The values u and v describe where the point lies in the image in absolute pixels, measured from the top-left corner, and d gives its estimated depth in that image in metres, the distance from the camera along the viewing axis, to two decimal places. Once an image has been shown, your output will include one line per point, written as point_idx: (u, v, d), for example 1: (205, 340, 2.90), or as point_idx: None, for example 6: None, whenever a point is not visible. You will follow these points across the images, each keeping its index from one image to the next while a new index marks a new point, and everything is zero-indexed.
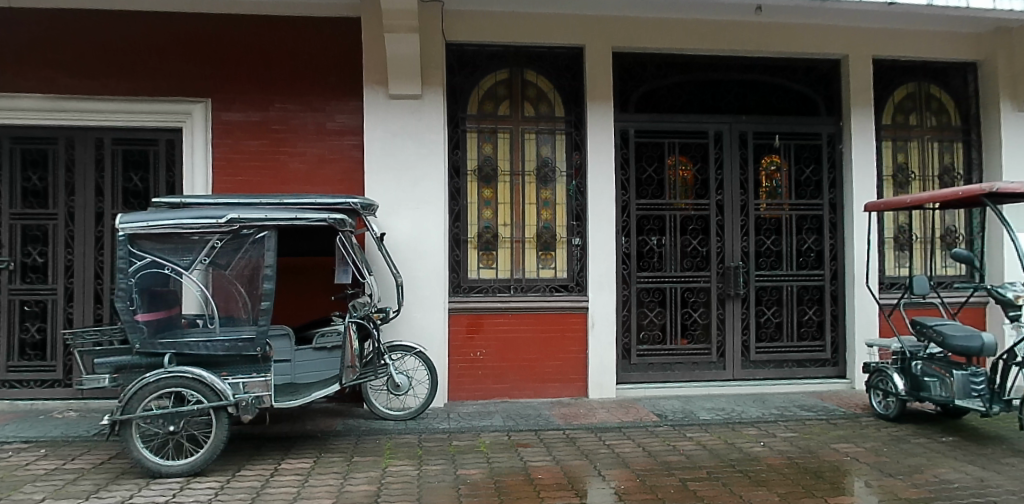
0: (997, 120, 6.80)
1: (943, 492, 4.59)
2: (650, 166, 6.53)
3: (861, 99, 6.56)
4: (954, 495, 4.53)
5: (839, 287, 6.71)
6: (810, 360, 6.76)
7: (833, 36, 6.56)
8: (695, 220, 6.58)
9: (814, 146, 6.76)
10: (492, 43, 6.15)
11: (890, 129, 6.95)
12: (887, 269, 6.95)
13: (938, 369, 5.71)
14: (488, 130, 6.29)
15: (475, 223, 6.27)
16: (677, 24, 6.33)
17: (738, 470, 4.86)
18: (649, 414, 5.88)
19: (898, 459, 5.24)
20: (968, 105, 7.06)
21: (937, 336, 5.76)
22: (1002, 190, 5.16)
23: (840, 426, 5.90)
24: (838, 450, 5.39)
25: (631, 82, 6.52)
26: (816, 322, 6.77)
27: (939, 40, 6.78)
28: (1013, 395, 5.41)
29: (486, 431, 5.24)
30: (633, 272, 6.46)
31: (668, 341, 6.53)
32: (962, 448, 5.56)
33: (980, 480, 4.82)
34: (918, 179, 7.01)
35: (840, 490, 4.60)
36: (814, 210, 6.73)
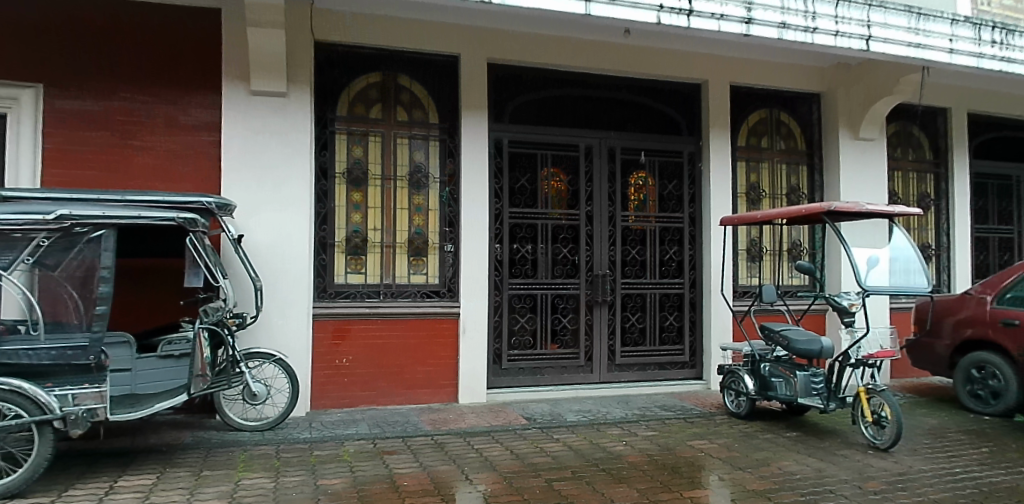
0: (836, 146, 7.55)
1: (786, 484, 5.11)
2: (524, 176, 6.69)
3: (718, 121, 7.07)
4: (796, 486, 5.06)
5: (697, 294, 7.18)
6: (670, 363, 7.17)
7: (693, 61, 7.03)
8: (566, 230, 6.80)
9: (676, 163, 7.20)
10: (365, 45, 6.06)
11: (744, 150, 7.53)
12: (740, 278, 7.46)
13: (785, 370, 6.31)
14: (359, 132, 6.19)
15: (343, 227, 6.13)
16: (551, 39, 6.53)
17: (601, 469, 5.07)
18: (518, 418, 6.01)
19: (747, 453, 5.72)
20: (812, 132, 7.79)
21: (783, 340, 6.33)
22: (839, 209, 5.83)
23: (695, 424, 6.31)
24: (692, 447, 5.78)
25: (505, 93, 6.67)
26: (676, 328, 7.20)
27: (788, 70, 7.45)
28: (847, 394, 6.04)
29: (351, 440, 5.13)
30: (505, 278, 6.58)
31: (539, 346, 6.69)
32: (803, 442, 6.16)
33: (818, 472, 5.42)
34: (767, 197, 7.63)
35: (695, 485, 4.92)
36: (675, 223, 7.15)
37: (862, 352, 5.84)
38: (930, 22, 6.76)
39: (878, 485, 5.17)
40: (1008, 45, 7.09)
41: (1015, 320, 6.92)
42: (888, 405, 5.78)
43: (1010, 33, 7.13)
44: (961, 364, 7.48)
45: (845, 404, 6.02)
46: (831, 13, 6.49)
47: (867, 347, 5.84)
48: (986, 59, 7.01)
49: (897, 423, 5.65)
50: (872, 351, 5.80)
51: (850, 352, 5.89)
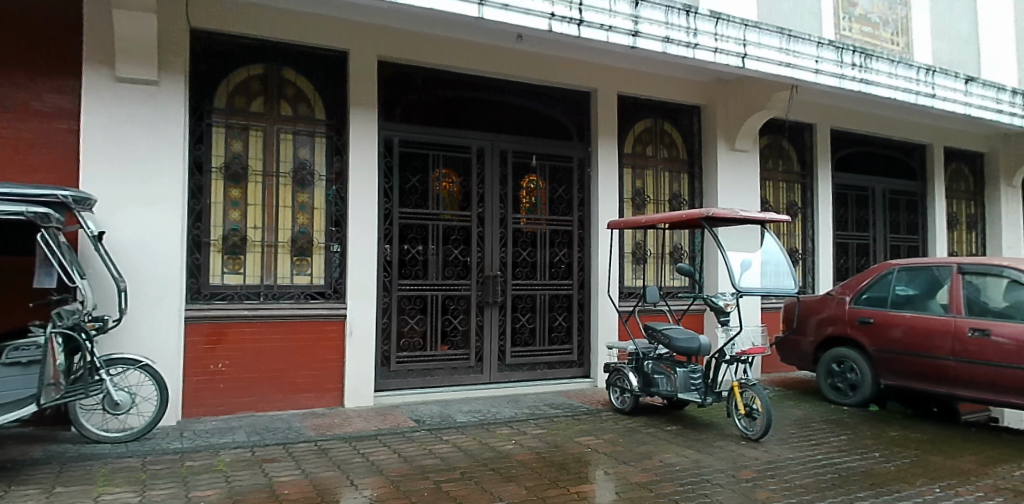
0: (714, 156, 8.03)
1: (666, 474, 5.46)
2: (414, 176, 6.67)
3: (605, 129, 7.35)
4: (676, 477, 5.43)
5: (585, 295, 7.41)
6: (559, 362, 7.35)
7: (581, 68, 7.26)
8: (457, 231, 6.83)
9: (566, 168, 7.40)
10: (246, 35, 5.80)
11: (631, 157, 7.84)
12: (626, 280, 7.76)
13: (666, 367, 6.65)
14: (238, 126, 5.91)
15: (221, 225, 5.84)
16: (446, 40, 6.55)
17: (490, 468, 5.12)
18: (406, 420, 5.97)
19: (631, 448, 6.03)
20: (693, 142, 8.25)
21: (664, 338, 6.66)
22: (716, 215, 6.27)
23: (582, 421, 6.53)
24: (579, 444, 5.99)
25: (396, 91, 6.59)
26: (565, 327, 7.39)
27: (670, 82, 7.85)
28: (722, 388, 6.50)
29: (227, 449, 4.88)
30: (395, 279, 6.51)
31: (428, 347, 6.66)
32: (682, 435, 6.57)
33: (695, 463, 5.85)
34: (652, 202, 7.98)
35: (581, 480, 5.08)
36: (565, 226, 7.35)
37: (736, 349, 6.29)
38: (798, 43, 7.33)
39: (749, 473, 5.70)
40: (866, 68, 7.76)
41: (870, 319, 7.69)
42: (759, 398, 6.22)
43: (868, 56, 7.77)
44: (823, 359, 8.17)
45: (721, 397, 6.48)
46: (711, 30, 6.91)
47: (739, 344, 6.31)
48: (846, 81, 7.69)
49: (766, 414, 6.14)
50: (744, 347, 6.26)
51: (725, 349, 6.33)
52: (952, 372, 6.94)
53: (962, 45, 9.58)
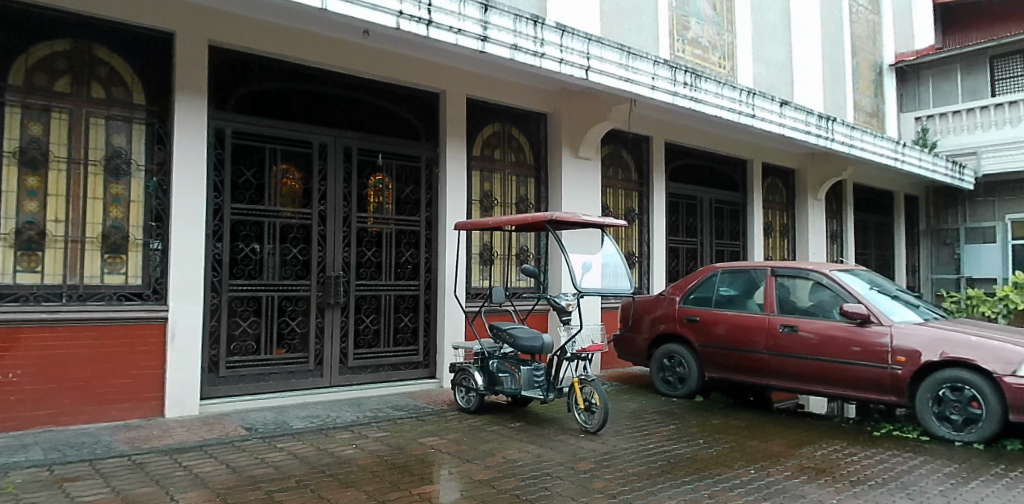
0: (559, 163, 8.36)
1: (507, 471, 5.58)
2: (248, 170, 6.37)
3: (454, 131, 7.43)
4: (517, 472, 5.57)
5: (432, 296, 7.44)
6: (403, 363, 7.30)
7: (430, 69, 7.29)
8: (296, 229, 6.60)
9: (413, 167, 7.39)
10: (49, 6, 5.20)
11: (479, 160, 7.95)
12: (473, 280, 7.85)
13: (510, 366, 6.84)
14: (38, 107, 5.27)
15: (13, 217, 5.19)
16: (287, 30, 6.31)
17: (328, 475, 4.95)
18: (236, 429, 5.65)
19: (474, 446, 6.12)
20: (539, 148, 8.51)
21: (509, 338, 6.84)
22: (559, 218, 6.56)
23: (426, 422, 6.52)
24: (422, 444, 5.97)
25: (229, 80, 6.24)
26: (411, 329, 7.36)
27: (518, 89, 8.08)
28: (563, 384, 6.75)
29: (17, 469, 4.32)
30: (225, 279, 6.15)
31: (263, 351, 6.37)
32: (525, 431, 6.80)
33: (536, 457, 6.05)
34: (499, 205, 8.15)
35: (423, 481, 5.06)
36: (411, 226, 7.34)
37: (576, 347, 6.59)
38: (636, 60, 7.83)
39: (587, 464, 6.00)
40: (695, 87, 8.40)
41: (696, 317, 8.38)
42: (597, 393, 6.61)
43: (697, 77, 8.44)
44: (656, 355, 8.77)
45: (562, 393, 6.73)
46: (557, 41, 7.19)
47: (580, 342, 6.61)
48: (679, 97, 8.31)
49: (604, 408, 6.54)
50: (585, 345, 6.58)
51: (567, 347, 6.57)
52: (763, 365, 7.82)
53: (777, 71, 10.72)
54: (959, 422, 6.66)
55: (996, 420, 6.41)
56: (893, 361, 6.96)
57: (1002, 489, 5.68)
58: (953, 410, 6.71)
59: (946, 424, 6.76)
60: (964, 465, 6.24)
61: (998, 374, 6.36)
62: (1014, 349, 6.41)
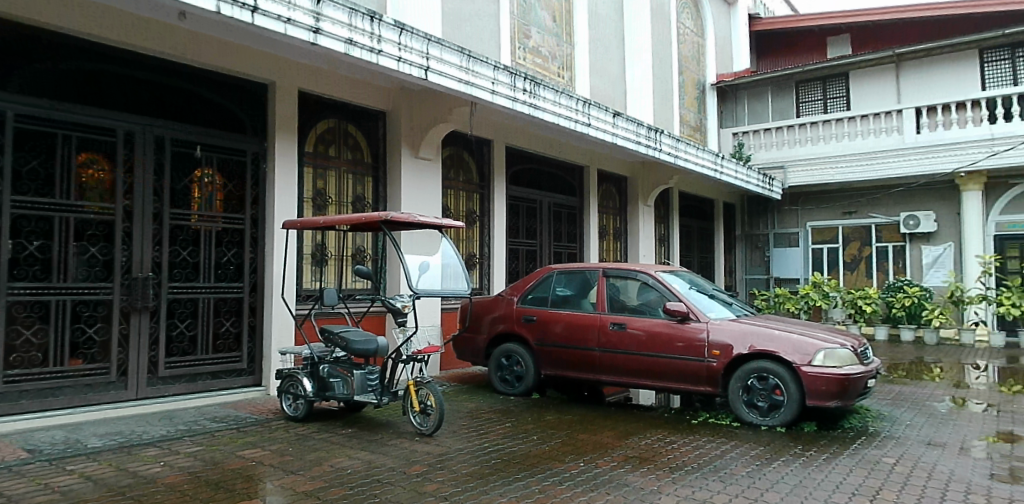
0: (397, 164, 8.25)
1: (335, 480, 5.37)
2: (35, 159, 5.66)
3: (282, 126, 7.13)
4: (345, 480, 5.38)
5: (257, 299, 7.12)
6: (224, 371, 6.89)
7: (256, 58, 6.93)
8: (95, 226, 5.99)
9: (237, 162, 7.02)
10: None
11: (312, 157, 7.65)
12: (305, 282, 7.57)
13: (342, 370, 6.61)
14: None
15: None
16: (85, 4, 5.68)
17: (128, 497, 4.48)
18: (15, 452, 4.96)
19: (301, 456, 5.84)
20: (376, 147, 8.36)
21: (342, 341, 6.58)
22: (394, 219, 6.42)
23: (248, 433, 6.13)
24: (242, 457, 5.58)
25: (13, 55, 5.49)
26: (233, 334, 6.97)
27: (354, 84, 7.89)
28: (397, 387, 6.64)
29: None
30: (3, 282, 5.42)
31: (52, 363, 5.68)
32: (357, 437, 6.60)
33: (367, 464, 5.89)
34: (333, 203, 7.88)
35: (240, 497, 4.73)
36: (234, 224, 6.97)
37: (412, 349, 6.47)
38: (476, 64, 7.90)
39: (420, 468, 5.93)
40: (533, 94, 8.62)
41: (533, 316, 8.61)
42: (433, 395, 6.55)
43: (536, 84, 8.66)
44: (494, 354, 8.89)
45: (396, 396, 6.62)
46: (394, 39, 7.06)
47: (416, 344, 6.53)
48: (518, 104, 8.47)
49: (439, 410, 6.48)
50: (421, 347, 6.49)
51: (402, 349, 6.46)
52: (593, 361, 8.20)
53: (612, 84, 11.36)
54: (765, 408, 7.38)
55: (795, 404, 7.19)
56: (709, 354, 7.57)
57: (797, 467, 6.34)
58: (759, 397, 7.41)
59: (753, 410, 7.45)
60: (768, 447, 6.90)
61: (798, 363, 7.15)
62: (809, 340, 7.24)
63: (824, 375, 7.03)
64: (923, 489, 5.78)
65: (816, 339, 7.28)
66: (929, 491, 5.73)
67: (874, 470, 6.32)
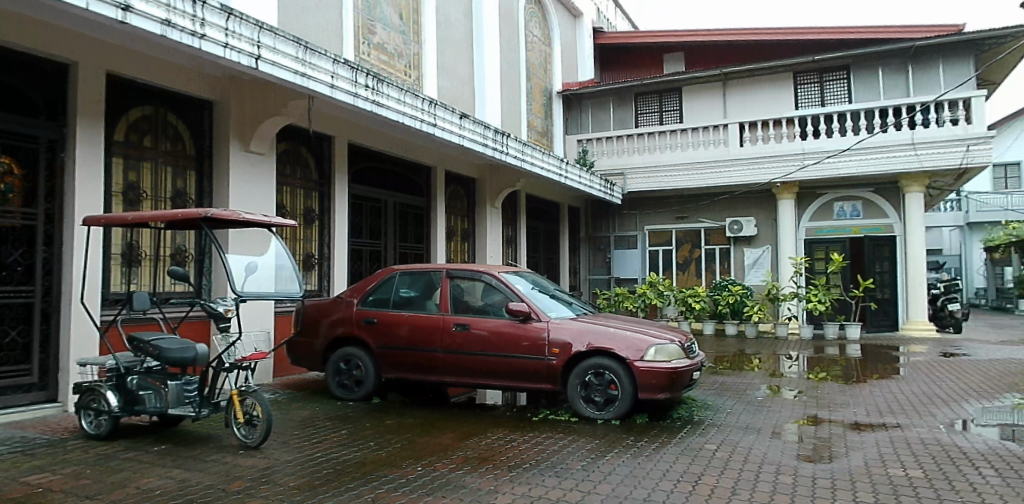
0: (225, 157, 7.73)
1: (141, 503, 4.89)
2: None
3: (85, 111, 6.41)
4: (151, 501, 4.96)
5: (52, 304, 6.35)
6: (9, 387, 6.11)
7: (53, 34, 6.15)
8: None
9: (29, 150, 6.23)
10: None
11: (122, 146, 6.97)
12: (112, 285, 6.88)
13: (154, 381, 6.05)
14: None
15: None
16: None
17: None
18: None
19: (101, 478, 5.27)
20: (202, 139, 7.79)
21: (153, 350, 6.01)
22: (216, 216, 5.94)
23: (36, 456, 5.45)
24: (25, 485, 4.95)
25: None
26: (21, 345, 6.18)
27: (174, 69, 7.29)
28: (219, 398, 6.21)
29: None
30: None
31: None
32: (171, 454, 6.06)
33: (181, 482, 5.42)
34: (149, 199, 7.24)
35: None
36: (24, 221, 6.17)
37: (235, 357, 6.04)
38: (313, 56, 7.54)
39: (242, 483, 5.53)
40: (376, 91, 8.39)
41: (373, 319, 8.40)
42: (259, 405, 6.15)
43: (379, 81, 8.44)
44: (332, 358, 8.57)
45: (218, 407, 6.18)
46: (221, 25, 6.51)
47: (239, 351, 6.11)
48: (359, 100, 8.20)
49: (265, 420, 6.08)
50: (245, 354, 6.06)
51: (224, 357, 6.04)
52: (434, 362, 8.15)
53: (460, 86, 11.42)
54: (601, 403, 7.69)
55: (628, 398, 7.56)
56: (549, 352, 7.77)
57: (628, 459, 6.66)
58: (596, 393, 7.72)
59: (590, 405, 7.75)
60: (603, 441, 7.18)
61: (630, 359, 7.51)
62: (641, 337, 7.65)
63: (653, 370, 7.44)
64: (737, 472, 6.29)
65: (647, 335, 7.69)
66: (742, 474, 6.24)
67: (697, 457, 6.78)
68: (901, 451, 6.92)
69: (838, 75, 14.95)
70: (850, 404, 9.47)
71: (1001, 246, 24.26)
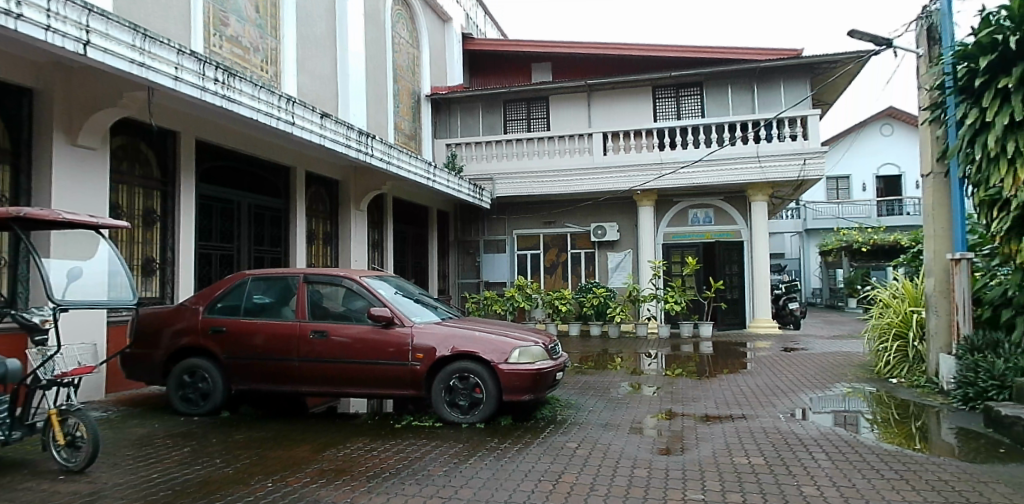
0: (48, 151, 7.03)
1: None
2: None
3: None
4: None
5: None
6: None
7: None
8: None
9: None
10: None
11: None
12: None
13: None
14: None
15: None
16: None
17: None
18: None
19: None
20: (19, 130, 7.03)
21: None
22: (29, 215, 5.37)
23: None
24: None
25: None
26: None
27: None
28: (36, 419, 5.69)
29: None
30: None
31: None
32: None
33: None
34: None
35: None
36: None
37: (55, 372, 5.46)
38: (154, 45, 6.88)
39: None
40: (227, 86, 7.89)
41: (222, 328, 7.93)
42: (84, 425, 5.59)
43: (230, 75, 7.94)
44: (174, 370, 8.00)
45: (33, 429, 5.65)
46: (42, 4, 5.74)
47: (61, 366, 5.54)
48: (208, 94, 7.65)
49: (90, 441, 5.55)
50: (66, 369, 5.51)
51: (40, 373, 5.42)
52: (290, 372, 7.81)
53: (322, 85, 11.07)
54: (466, 407, 7.73)
55: (493, 401, 7.65)
56: (413, 358, 7.67)
57: (490, 462, 6.69)
58: (461, 397, 7.74)
59: (455, 409, 7.76)
60: (467, 444, 7.21)
61: (495, 362, 7.59)
62: (506, 340, 7.75)
63: (518, 372, 7.57)
64: (596, 468, 6.53)
65: (511, 338, 7.81)
66: (600, 470, 6.49)
67: (558, 456, 6.97)
68: (744, 440, 7.50)
69: (691, 90, 16.05)
70: (700, 398, 10.15)
71: (832, 251, 27.07)
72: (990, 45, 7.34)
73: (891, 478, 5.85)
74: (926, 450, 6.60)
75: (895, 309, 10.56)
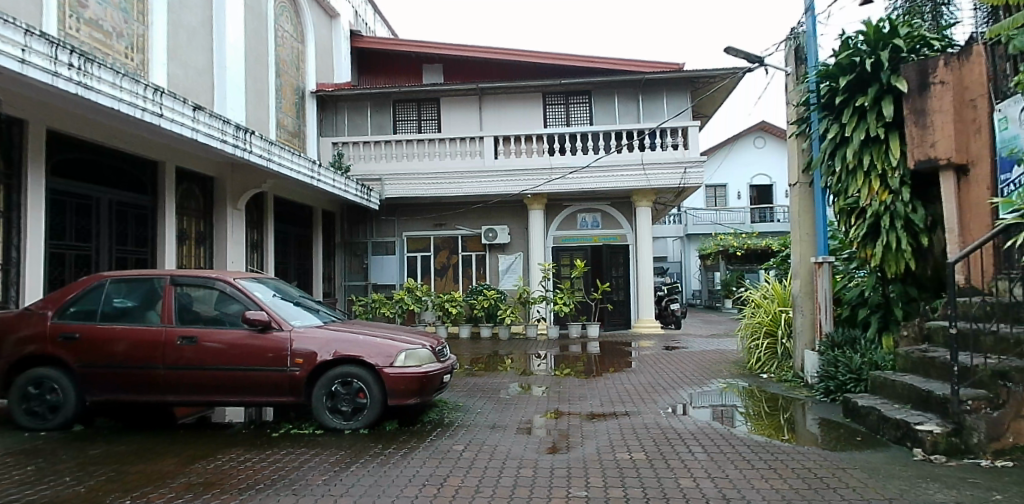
0: None
1: None
2: None
3: None
4: None
5: None
6: None
7: None
8: None
9: None
10: None
11: None
12: None
13: None
14: None
15: None
16: None
17: None
18: None
19: None
20: None
21: None
22: None
23: None
24: None
25: None
26: None
27: None
28: None
29: None
30: None
31: None
32: None
33: None
34: None
35: None
36: None
37: None
38: None
39: None
40: (84, 72, 7.25)
41: (74, 335, 7.30)
42: None
43: (87, 61, 7.31)
44: (17, 382, 7.30)
45: None
46: None
47: None
48: (60, 81, 6.99)
49: None
50: None
51: None
52: (153, 380, 7.30)
53: (195, 76, 10.48)
54: (348, 412, 7.52)
55: (376, 406, 7.50)
56: (292, 363, 7.38)
57: (372, 468, 6.56)
58: (343, 402, 7.52)
59: (337, 415, 7.53)
60: (349, 451, 7.02)
61: (380, 366, 7.46)
62: (391, 343, 7.63)
63: (404, 375, 7.47)
64: (482, 470, 6.56)
65: (398, 341, 7.70)
66: (486, 472, 6.52)
67: (444, 459, 6.94)
68: (628, 436, 7.79)
69: (579, 98, 16.54)
70: (587, 396, 10.45)
71: (710, 255, 28.77)
72: (848, 66, 7.98)
73: (761, 468, 6.24)
74: (793, 440, 7.11)
75: (766, 308, 11.38)
